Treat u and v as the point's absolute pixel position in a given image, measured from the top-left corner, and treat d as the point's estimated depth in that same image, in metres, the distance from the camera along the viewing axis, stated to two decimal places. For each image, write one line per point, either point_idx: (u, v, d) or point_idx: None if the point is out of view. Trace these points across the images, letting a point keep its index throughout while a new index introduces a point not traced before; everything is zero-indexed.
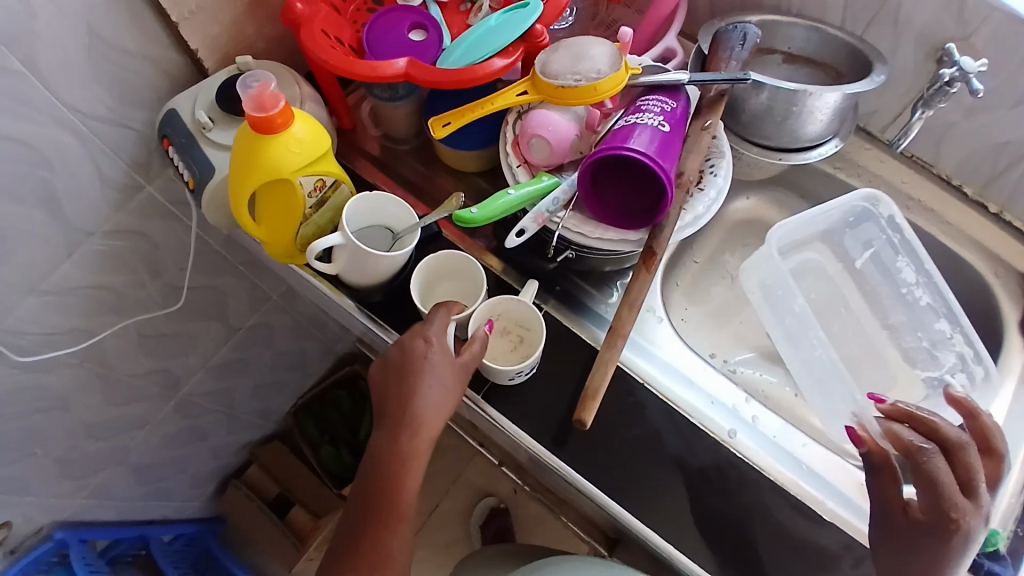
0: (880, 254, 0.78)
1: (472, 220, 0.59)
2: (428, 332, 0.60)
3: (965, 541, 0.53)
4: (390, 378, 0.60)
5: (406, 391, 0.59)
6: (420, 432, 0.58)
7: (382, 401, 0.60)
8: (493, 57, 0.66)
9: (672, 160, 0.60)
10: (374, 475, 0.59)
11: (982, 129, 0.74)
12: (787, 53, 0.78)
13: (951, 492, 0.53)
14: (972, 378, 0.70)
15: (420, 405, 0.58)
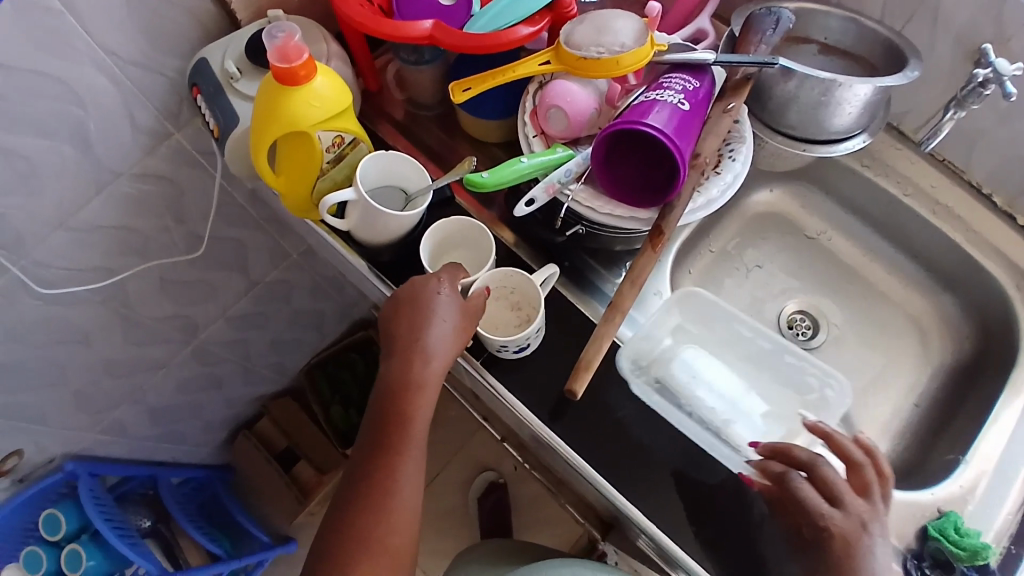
0: (819, 297, 0.86)
1: (481, 185, 0.60)
2: (439, 272, 0.62)
3: (850, 551, 0.52)
4: (398, 312, 0.61)
5: (413, 324, 0.60)
6: (428, 362, 0.59)
7: (390, 335, 0.61)
8: (519, 24, 0.66)
9: (688, 140, 0.60)
10: (384, 403, 0.60)
11: (1017, 137, 0.72)
12: (823, 44, 0.76)
13: (816, 506, 0.54)
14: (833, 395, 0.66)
15: (428, 336, 0.59)
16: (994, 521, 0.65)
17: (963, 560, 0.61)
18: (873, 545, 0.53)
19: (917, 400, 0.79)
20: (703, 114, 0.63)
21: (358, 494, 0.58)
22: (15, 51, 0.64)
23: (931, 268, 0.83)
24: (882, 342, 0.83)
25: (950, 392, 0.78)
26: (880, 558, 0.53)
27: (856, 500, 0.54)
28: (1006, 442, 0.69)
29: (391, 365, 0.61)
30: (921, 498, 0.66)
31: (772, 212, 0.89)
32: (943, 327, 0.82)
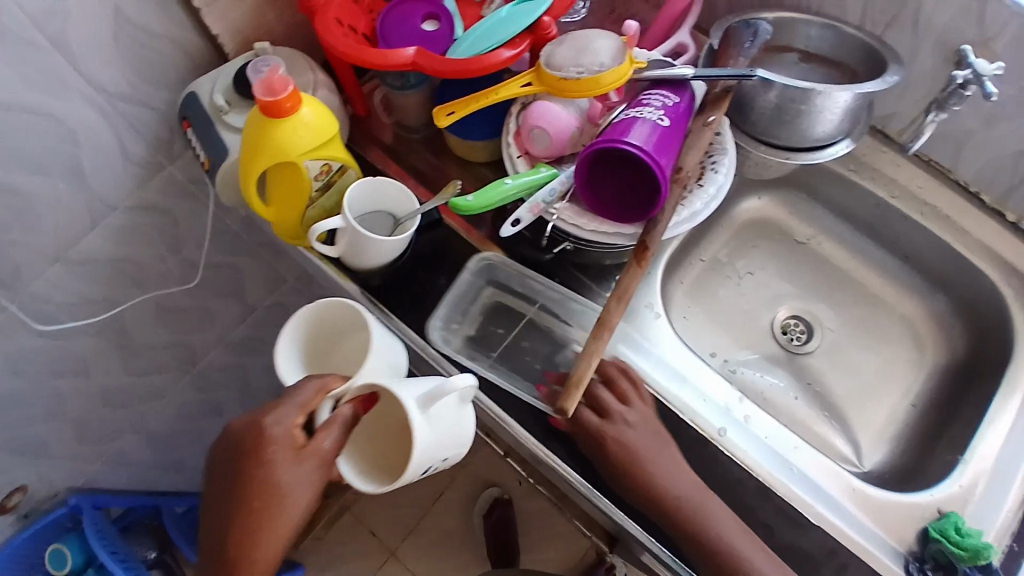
0: (810, 303, 0.87)
1: (467, 208, 0.59)
2: (264, 424, 0.55)
3: (626, 447, 0.60)
4: (229, 475, 0.57)
5: (243, 477, 0.55)
6: (259, 525, 0.55)
7: (225, 477, 0.57)
8: (500, 47, 0.67)
9: (669, 157, 0.61)
10: (216, 555, 0.57)
11: (1004, 135, 0.72)
12: (804, 52, 0.77)
13: (591, 416, 0.62)
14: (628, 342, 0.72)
15: (260, 499, 0.55)
16: (993, 520, 0.65)
17: (964, 561, 0.60)
18: (640, 437, 0.61)
19: (913, 401, 0.79)
20: (684, 130, 0.64)
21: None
22: (3, 89, 0.65)
23: (922, 269, 0.83)
24: (876, 344, 0.84)
25: (946, 394, 0.78)
26: (665, 460, 0.61)
27: (619, 406, 0.63)
28: (1003, 440, 0.69)
29: (225, 513, 0.57)
30: (920, 499, 0.66)
31: (760, 219, 0.90)
32: (937, 329, 0.82)
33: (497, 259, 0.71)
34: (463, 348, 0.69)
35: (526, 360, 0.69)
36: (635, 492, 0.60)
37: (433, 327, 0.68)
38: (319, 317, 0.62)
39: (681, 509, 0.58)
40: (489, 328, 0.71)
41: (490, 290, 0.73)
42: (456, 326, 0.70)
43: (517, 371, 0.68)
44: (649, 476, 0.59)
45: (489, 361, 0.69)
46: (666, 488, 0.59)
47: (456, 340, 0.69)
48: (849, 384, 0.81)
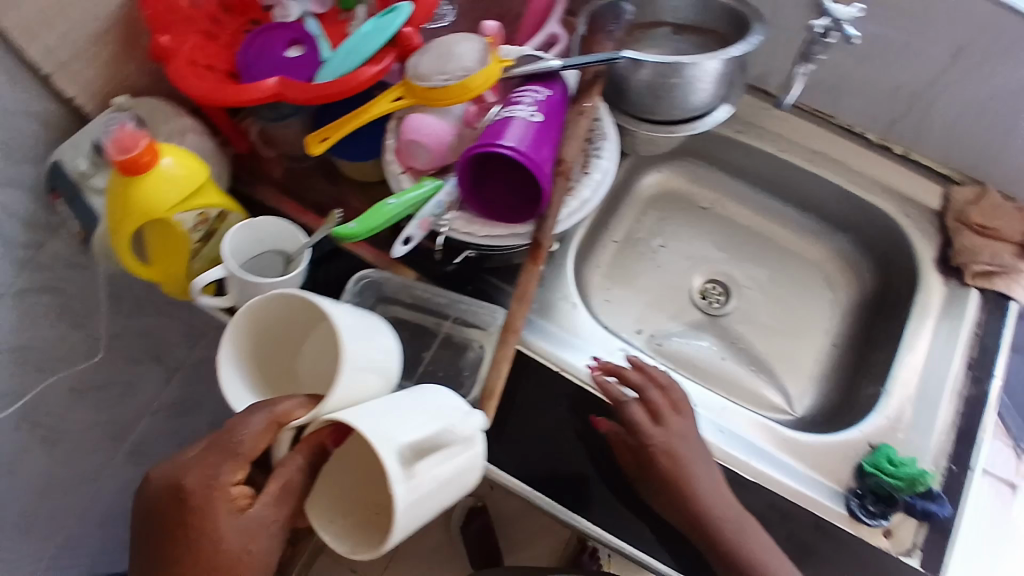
0: (728, 266, 0.88)
1: (350, 235, 0.57)
2: (195, 483, 0.49)
3: (678, 459, 0.60)
4: (156, 556, 0.50)
5: (172, 544, 0.49)
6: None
7: (152, 542, 0.51)
8: (364, 65, 0.65)
9: (547, 152, 0.60)
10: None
11: (876, 74, 0.75)
12: (673, 25, 0.78)
13: (644, 428, 0.61)
14: (547, 336, 0.71)
15: (198, 572, 0.48)
16: (925, 445, 0.68)
17: (904, 490, 0.63)
18: (691, 455, 0.61)
19: (833, 340, 0.82)
20: (560, 121, 0.64)
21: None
22: None
23: (822, 215, 0.85)
24: (794, 293, 0.86)
25: (861, 329, 0.81)
26: (707, 478, 0.60)
27: (674, 418, 0.62)
28: (922, 365, 0.72)
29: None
30: (851, 436, 0.68)
31: (665, 191, 0.91)
32: (845, 269, 0.85)
33: (378, 274, 0.68)
34: None
35: (428, 371, 0.68)
36: (678, 508, 0.59)
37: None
38: (255, 329, 0.56)
39: (719, 526, 0.58)
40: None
41: (383, 305, 0.70)
42: None
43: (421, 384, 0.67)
44: (693, 494, 0.59)
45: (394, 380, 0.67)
46: (710, 513, 0.58)
47: None
48: (773, 339, 0.83)
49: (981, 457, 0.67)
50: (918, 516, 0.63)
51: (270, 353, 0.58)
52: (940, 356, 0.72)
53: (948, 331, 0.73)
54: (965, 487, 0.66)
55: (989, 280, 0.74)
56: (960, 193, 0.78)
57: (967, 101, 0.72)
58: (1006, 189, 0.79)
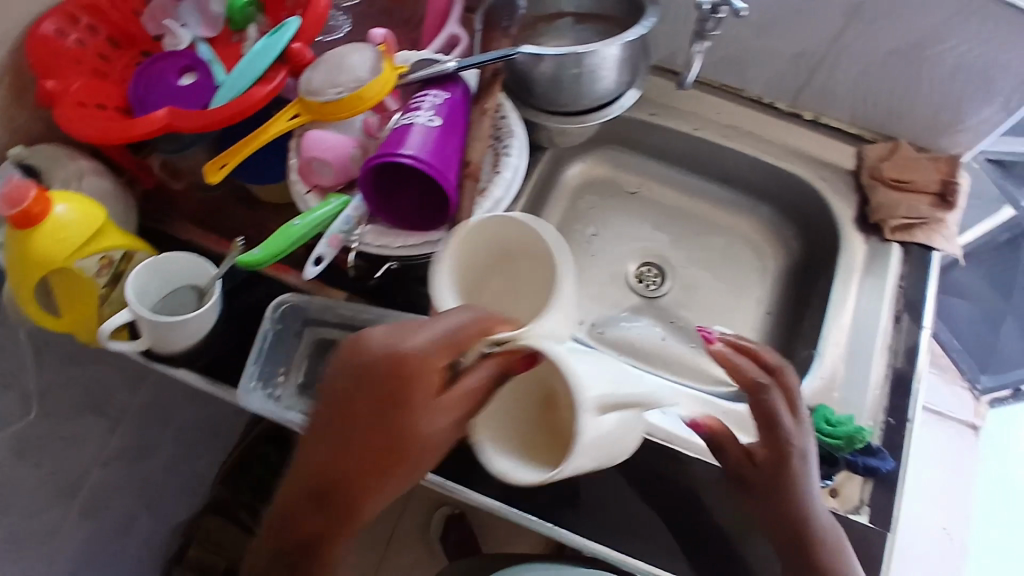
0: (662, 247, 0.88)
1: (255, 262, 0.56)
2: (427, 358, 0.49)
3: (804, 458, 0.56)
4: (344, 405, 0.51)
5: (393, 415, 0.50)
6: (391, 459, 0.51)
7: (335, 416, 0.52)
8: (254, 85, 0.64)
9: (450, 156, 0.59)
10: (319, 507, 0.53)
11: (775, 44, 0.76)
12: (576, 14, 0.78)
13: (784, 427, 0.56)
14: None
15: (386, 433, 0.50)
16: (861, 403, 0.69)
17: (845, 449, 0.64)
18: (811, 456, 0.57)
19: (767, 309, 0.84)
20: (464, 123, 0.63)
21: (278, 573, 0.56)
22: None
23: (746, 187, 0.86)
24: (728, 268, 0.87)
25: (794, 295, 0.83)
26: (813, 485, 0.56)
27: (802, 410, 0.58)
28: (850, 320, 0.74)
29: (332, 453, 0.52)
30: None
31: (590, 180, 0.91)
32: (773, 237, 0.86)
33: (299, 297, 0.66)
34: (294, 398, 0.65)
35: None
36: (789, 521, 0.55)
37: (251, 387, 0.64)
38: (463, 243, 0.55)
39: (820, 531, 0.55)
40: (317, 366, 0.68)
41: (312, 327, 0.68)
42: (280, 376, 0.66)
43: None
44: (806, 507, 0.55)
45: None
46: (821, 532, 0.55)
47: (285, 393, 0.66)
48: (711, 314, 0.84)
49: (917, 407, 0.68)
50: (863, 474, 0.63)
51: (490, 276, 0.59)
52: (867, 314, 0.73)
53: (874, 288, 0.75)
54: (905, 437, 0.67)
55: (909, 232, 0.75)
56: (873, 151, 0.79)
57: (866, 61, 0.74)
58: (917, 142, 0.81)
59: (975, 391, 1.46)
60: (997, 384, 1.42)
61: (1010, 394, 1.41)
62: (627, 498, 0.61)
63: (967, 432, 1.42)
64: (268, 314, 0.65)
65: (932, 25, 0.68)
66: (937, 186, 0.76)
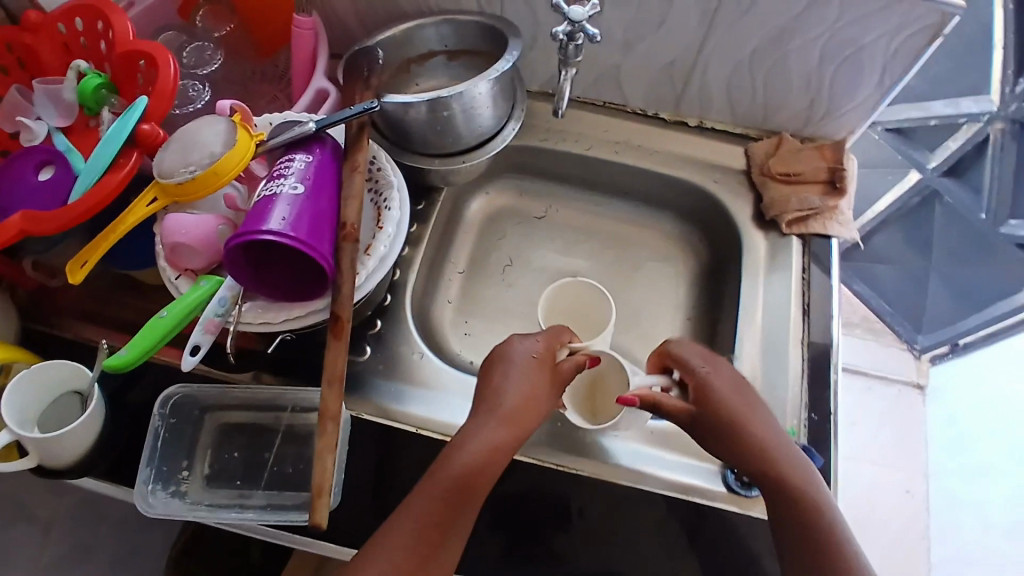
0: (576, 266, 0.88)
1: (124, 363, 0.53)
2: (559, 338, 0.66)
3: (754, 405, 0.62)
4: (518, 364, 0.62)
5: (536, 379, 0.62)
6: (536, 416, 0.60)
7: (483, 397, 0.61)
8: (106, 174, 0.61)
9: (323, 222, 0.57)
10: (476, 459, 0.56)
11: (645, 57, 0.77)
12: (447, 52, 0.77)
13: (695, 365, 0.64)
14: (396, 395, 0.70)
15: (531, 381, 0.62)
16: (785, 403, 0.69)
17: None
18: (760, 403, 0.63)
19: (686, 314, 0.83)
20: (334, 181, 0.61)
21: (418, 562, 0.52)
22: None
23: (648, 198, 0.87)
24: (644, 279, 0.86)
25: (707, 299, 0.83)
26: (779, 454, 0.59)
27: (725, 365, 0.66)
28: (763, 318, 0.74)
29: (491, 418, 0.59)
30: None
31: (495, 211, 0.90)
32: (683, 242, 0.87)
33: (190, 387, 0.64)
34: (201, 493, 0.63)
35: (275, 471, 0.64)
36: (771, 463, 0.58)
37: (150, 492, 0.61)
38: (558, 289, 0.73)
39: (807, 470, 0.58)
40: (221, 455, 0.65)
41: (211, 415, 0.66)
42: (184, 472, 0.64)
43: (271, 487, 0.64)
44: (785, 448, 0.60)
45: (237, 490, 0.63)
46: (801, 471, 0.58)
47: (191, 488, 0.63)
48: (632, 328, 0.83)
49: (838, 399, 0.69)
50: None
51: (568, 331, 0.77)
52: (778, 308, 0.74)
53: (782, 283, 0.75)
54: (830, 432, 0.67)
55: (805, 225, 0.76)
56: (759, 148, 0.81)
57: (733, 62, 0.75)
58: (799, 132, 0.82)
59: (915, 351, 1.49)
60: (933, 342, 1.45)
61: (948, 350, 1.44)
62: (553, 542, 0.61)
63: (913, 393, 1.47)
64: (156, 410, 0.63)
65: (785, 24, 0.69)
66: (824, 174, 0.77)
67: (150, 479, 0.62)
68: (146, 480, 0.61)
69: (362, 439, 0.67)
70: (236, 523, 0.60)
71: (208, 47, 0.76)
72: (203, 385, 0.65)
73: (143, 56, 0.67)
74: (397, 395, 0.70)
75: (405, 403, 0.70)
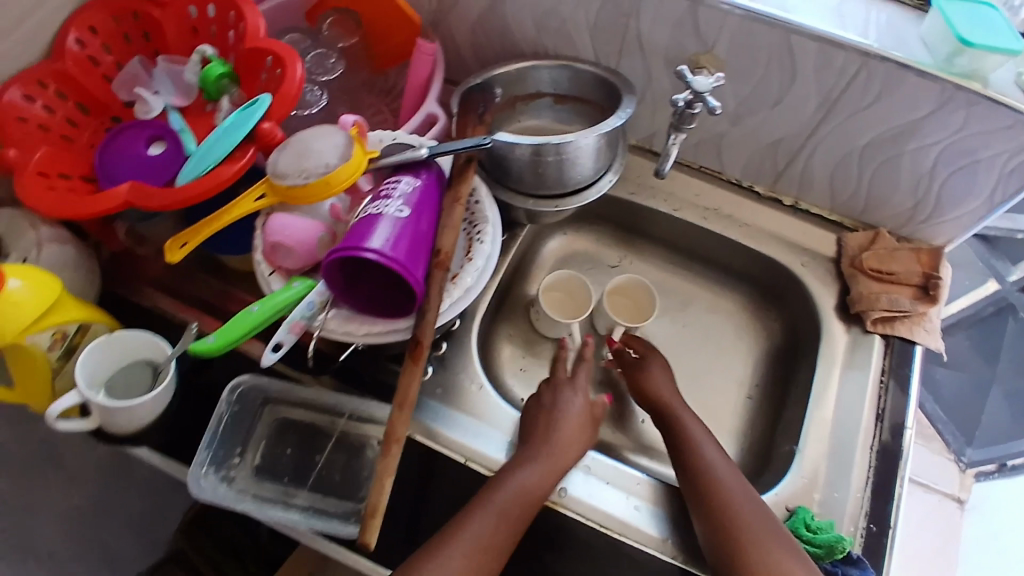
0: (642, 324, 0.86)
1: (208, 349, 0.54)
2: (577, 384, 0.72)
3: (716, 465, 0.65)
4: (554, 407, 0.68)
5: (580, 425, 0.68)
6: (575, 453, 0.66)
7: (535, 436, 0.66)
8: (221, 164, 0.63)
9: (421, 244, 0.58)
10: (524, 496, 0.60)
11: (752, 131, 0.76)
12: (555, 95, 0.79)
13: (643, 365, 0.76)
14: (449, 422, 0.69)
15: (565, 418, 0.68)
16: (844, 507, 0.66)
17: (823, 558, 0.61)
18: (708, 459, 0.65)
19: (749, 393, 0.81)
20: (435, 208, 0.62)
21: (467, 573, 0.56)
22: None
23: (726, 268, 0.86)
24: (712, 346, 0.84)
25: (773, 380, 0.81)
26: (750, 513, 0.60)
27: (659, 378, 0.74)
28: (833, 415, 0.72)
29: (542, 454, 0.64)
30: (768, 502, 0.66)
31: (571, 253, 0.90)
32: (755, 315, 0.85)
33: (255, 378, 0.64)
34: (249, 481, 0.63)
35: (322, 476, 0.64)
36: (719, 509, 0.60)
37: (203, 474, 0.61)
38: (553, 280, 0.84)
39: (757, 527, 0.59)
40: (274, 449, 0.65)
41: (269, 408, 0.66)
42: (237, 457, 0.64)
43: (317, 490, 0.63)
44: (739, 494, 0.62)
45: (284, 489, 0.63)
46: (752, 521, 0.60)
47: (240, 475, 0.64)
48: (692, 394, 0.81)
49: (899, 514, 0.65)
50: None
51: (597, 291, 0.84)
52: (849, 404, 0.72)
53: (857, 381, 0.73)
54: (887, 548, 0.64)
55: (890, 325, 0.74)
56: (853, 240, 0.79)
57: (840, 153, 0.74)
58: (896, 232, 0.80)
59: (960, 463, 1.35)
60: (984, 458, 1.32)
61: (995, 468, 1.30)
62: None
63: (951, 505, 1.31)
64: (225, 394, 0.63)
65: (901, 124, 0.68)
66: (918, 278, 0.75)
67: (204, 459, 0.62)
68: (201, 461, 0.61)
69: (409, 464, 0.66)
70: (277, 520, 0.60)
71: (331, 55, 0.78)
72: (268, 379, 0.64)
73: (270, 54, 0.69)
74: (450, 422, 0.69)
75: (457, 432, 0.69)
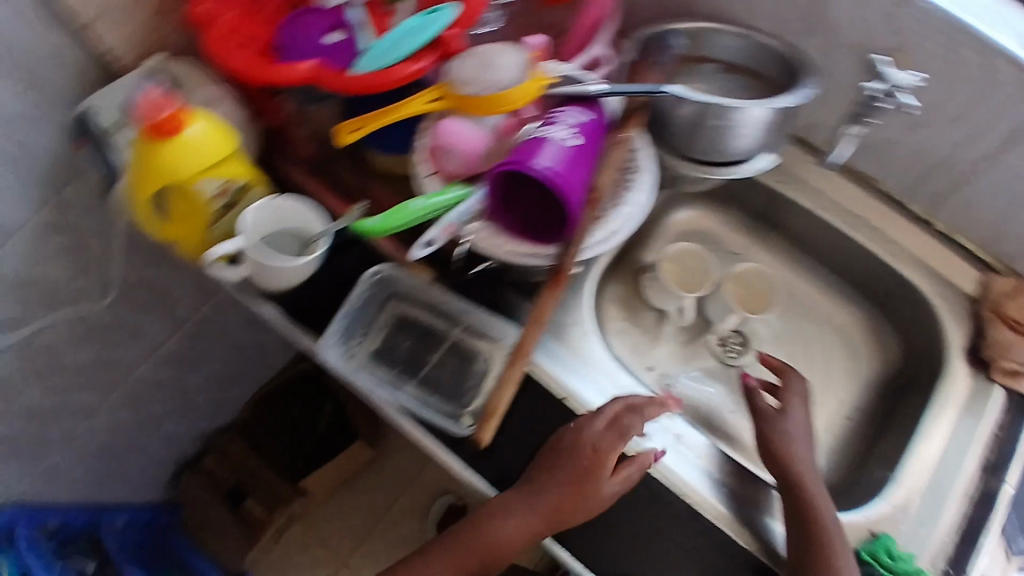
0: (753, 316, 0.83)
1: (370, 229, 0.56)
2: (600, 435, 0.59)
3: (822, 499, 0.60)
4: (562, 460, 0.58)
5: (584, 486, 0.58)
6: (574, 513, 0.58)
7: (532, 480, 0.59)
8: (402, 61, 0.65)
9: (582, 176, 0.59)
10: (499, 543, 0.60)
11: (925, 143, 0.73)
12: (726, 64, 0.77)
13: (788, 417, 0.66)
14: (553, 359, 0.67)
15: (568, 479, 0.58)
16: (929, 543, 0.64)
17: None
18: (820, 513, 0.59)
19: (848, 414, 0.80)
20: (597, 145, 0.62)
21: None
22: None
23: (852, 278, 0.84)
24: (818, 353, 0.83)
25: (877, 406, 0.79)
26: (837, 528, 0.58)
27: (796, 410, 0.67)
28: (934, 452, 0.69)
29: (526, 504, 0.59)
30: (854, 520, 0.64)
31: (694, 229, 0.90)
32: (869, 333, 0.83)
33: (391, 269, 0.67)
34: (366, 361, 0.67)
35: (432, 373, 0.67)
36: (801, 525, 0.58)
37: (330, 344, 0.65)
38: (671, 251, 0.84)
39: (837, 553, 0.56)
40: (392, 339, 0.69)
41: (395, 300, 0.69)
42: (359, 337, 0.68)
43: (424, 386, 0.66)
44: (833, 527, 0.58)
45: (396, 377, 0.67)
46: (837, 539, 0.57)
47: (359, 354, 0.67)
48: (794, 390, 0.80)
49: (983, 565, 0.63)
50: None
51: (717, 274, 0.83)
52: (958, 444, 0.69)
53: (969, 426, 0.70)
54: None
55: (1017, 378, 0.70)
56: (1000, 283, 0.75)
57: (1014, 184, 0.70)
58: None
59: None
60: None
61: None
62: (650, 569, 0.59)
63: None
64: (364, 274, 0.66)
65: None
66: None
67: (333, 331, 0.66)
68: (331, 333, 0.65)
69: None
70: (388, 403, 0.64)
71: None
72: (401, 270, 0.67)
73: None
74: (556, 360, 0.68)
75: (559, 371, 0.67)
